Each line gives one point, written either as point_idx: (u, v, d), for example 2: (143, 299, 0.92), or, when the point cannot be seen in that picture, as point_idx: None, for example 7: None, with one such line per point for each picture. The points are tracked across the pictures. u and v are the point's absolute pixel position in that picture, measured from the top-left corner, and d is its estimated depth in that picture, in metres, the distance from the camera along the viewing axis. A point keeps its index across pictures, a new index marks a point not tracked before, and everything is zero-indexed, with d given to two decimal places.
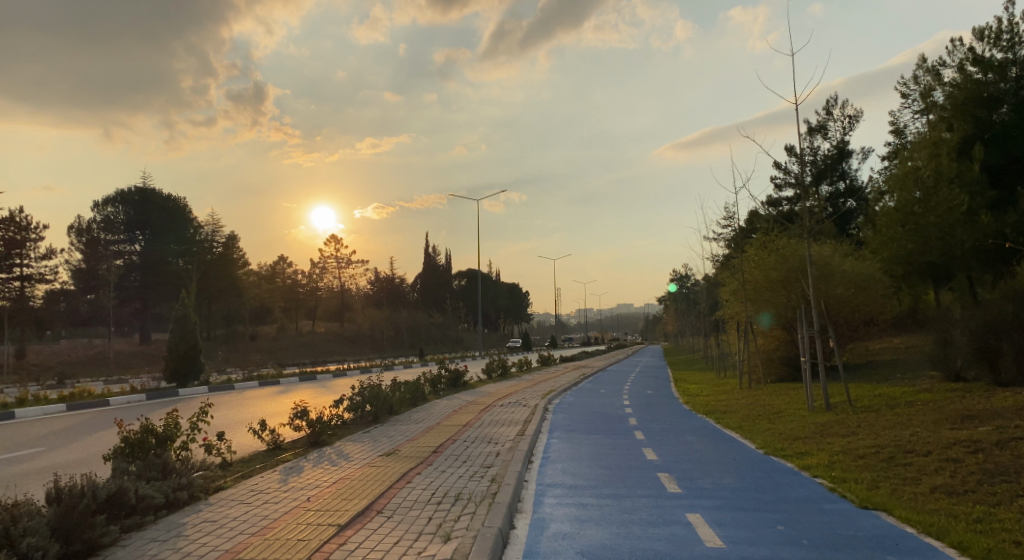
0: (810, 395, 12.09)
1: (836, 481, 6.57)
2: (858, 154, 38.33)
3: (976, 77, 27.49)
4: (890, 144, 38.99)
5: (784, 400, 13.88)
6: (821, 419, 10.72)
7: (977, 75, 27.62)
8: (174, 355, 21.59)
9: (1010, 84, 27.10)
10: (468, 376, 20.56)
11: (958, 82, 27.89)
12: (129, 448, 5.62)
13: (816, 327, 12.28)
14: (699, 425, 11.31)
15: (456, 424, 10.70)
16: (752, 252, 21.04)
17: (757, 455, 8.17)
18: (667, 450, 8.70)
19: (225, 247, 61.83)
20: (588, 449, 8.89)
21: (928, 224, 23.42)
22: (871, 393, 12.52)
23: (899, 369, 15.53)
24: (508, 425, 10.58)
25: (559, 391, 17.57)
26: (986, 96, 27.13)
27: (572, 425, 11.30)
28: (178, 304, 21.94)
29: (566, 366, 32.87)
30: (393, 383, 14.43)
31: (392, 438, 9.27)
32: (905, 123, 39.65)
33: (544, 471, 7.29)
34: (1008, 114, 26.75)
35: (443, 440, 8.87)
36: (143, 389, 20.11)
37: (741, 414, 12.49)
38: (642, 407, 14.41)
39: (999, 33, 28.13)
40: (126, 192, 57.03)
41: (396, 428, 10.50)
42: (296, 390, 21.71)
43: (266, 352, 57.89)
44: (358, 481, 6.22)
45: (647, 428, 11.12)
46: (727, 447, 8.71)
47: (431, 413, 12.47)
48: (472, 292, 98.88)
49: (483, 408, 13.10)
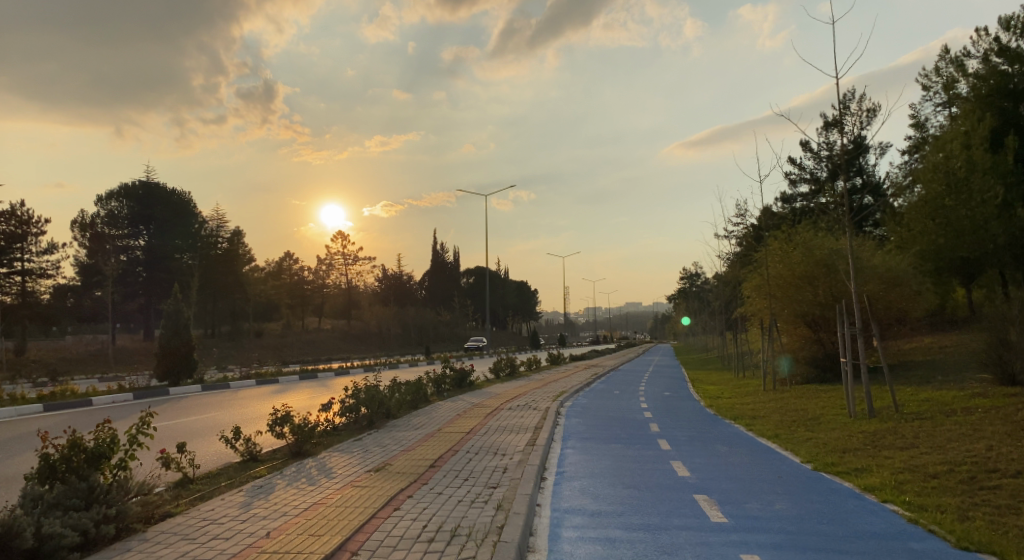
0: (851, 400, 10.84)
1: (914, 509, 5.42)
2: (876, 150, 36.91)
3: (1001, 69, 26.31)
4: (910, 138, 37.66)
5: (818, 404, 12.67)
6: (868, 428, 9.50)
7: (1002, 67, 26.44)
8: (165, 352, 20.61)
9: None
10: (474, 375, 19.49)
11: (982, 74, 26.72)
12: (45, 470, 4.56)
13: (858, 324, 11.06)
14: (729, 433, 10.13)
15: (458, 432, 9.56)
16: (775, 246, 19.84)
17: (806, 473, 7.02)
18: (699, 465, 7.56)
19: (230, 243, 61.16)
20: (609, 463, 7.76)
21: (959, 218, 22.08)
22: (918, 397, 11.29)
23: (943, 371, 14.27)
24: (516, 433, 9.45)
25: (571, 392, 16.40)
26: (1013, 88, 25.91)
27: (587, 432, 10.14)
28: (171, 299, 20.98)
29: (576, 366, 31.66)
30: (393, 383, 13.36)
31: (386, 448, 8.17)
32: (924, 116, 38.30)
33: (559, 492, 6.18)
34: None
35: (442, 452, 7.74)
36: (132, 388, 19.15)
37: (774, 420, 11.30)
38: (661, 411, 13.24)
39: None
40: (129, 186, 56.40)
41: (392, 435, 9.40)
42: (293, 389, 20.67)
43: (271, 349, 57.14)
44: (334, 509, 5.11)
45: (671, 436, 9.96)
46: (768, 463, 7.56)
47: (432, 418, 11.37)
48: (480, 290, 97.68)
49: (489, 411, 11.99)
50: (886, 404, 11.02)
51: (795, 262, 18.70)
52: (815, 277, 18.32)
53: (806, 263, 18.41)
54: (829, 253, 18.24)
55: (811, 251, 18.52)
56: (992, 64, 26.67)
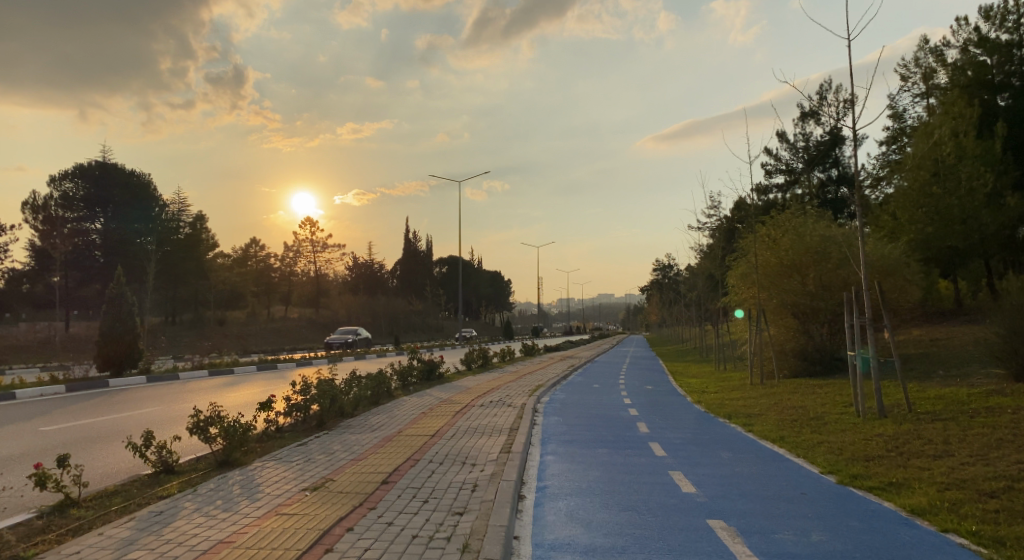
0: (859, 397, 9.90)
1: (983, 541, 4.36)
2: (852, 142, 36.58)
3: (979, 59, 25.94)
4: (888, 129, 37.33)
5: (818, 401, 11.73)
6: (884, 430, 8.51)
7: (982, 57, 26.02)
8: (107, 340, 18.76)
9: (1017, 66, 25.53)
10: (443, 367, 18.23)
11: (960, 64, 26.34)
12: None
13: (867, 315, 10.09)
14: (728, 435, 9.04)
15: (421, 435, 8.26)
16: (762, 232, 18.94)
17: (832, 487, 5.93)
18: (702, 477, 6.42)
19: (193, 229, 58.71)
20: (597, 474, 6.58)
21: (947, 206, 21.72)
22: (931, 395, 10.37)
23: (943, 366, 13.49)
24: (488, 436, 8.21)
25: (548, 387, 15.18)
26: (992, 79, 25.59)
27: (569, 434, 8.93)
28: (114, 283, 19.17)
29: (551, 357, 30.42)
30: (352, 376, 12.04)
31: (334, 457, 6.84)
32: (902, 106, 37.92)
33: (542, 519, 4.99)
34: (1012, 98, 25.32)
35: (399, 462, 6.45)
36: (67, 379, 17.38)
37: (775, 419, 10.28)
38: (647, 408, 12.13)
39: (1005, 13, 25.83)
40: (84, 166, 53.00)
41: (343, 438, 8.05)
42: (249, 381, 19.12)
43: (234, 338, 55.08)
44: (244, 550, 3.82)
45: (663, 438, 8.83)
46: (783, 475, 6.47)
47: (394, 416, 10.10)
48: (452, 279, 96.06)
49: (459, 409, 10.75)
50: (897, 401, 10.13)
51: (784, 249, 17.98)
52: (803, 264, 17.63)
53: (796, 249, 17.71)
54: (819, 240, 17.47)
55: (802, 237, 17.79)
56: (972, 53, 26.22)
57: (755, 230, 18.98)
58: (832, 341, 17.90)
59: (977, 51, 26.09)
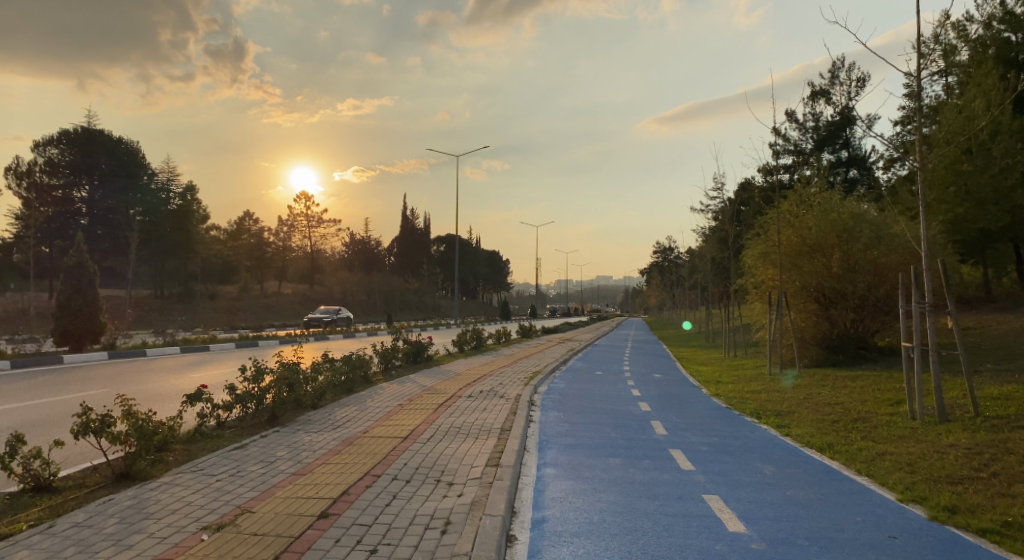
0: (917, 397, 8.34)
1: None
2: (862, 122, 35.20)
3: (1006, 34, 24.32)
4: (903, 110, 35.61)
5: (857, 399, 10.19)
6: (955, 439, 7.02)
7: (1009, 32, 24.42)
8: (64, 313, 17.05)
9: None
10: (432, 349, 16.76)
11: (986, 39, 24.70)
12: None
13: (928, 301, 8.45)
14: (765, 441, 7.49)
15: (392, 436, 6.72)
16: (784, 209, 17.35)
17: (927, 530, 4.45)
18: (752, 512, 4.89)
19: (183, 200, 56.80)
20: (612, 500, 5.07)
21: (979, 186, 20.14)
22: (996, 396, 8.83)
23: (991, 359, 12.07)
24: (474, 441, 6.66)
25: (547, 374, 13.60)
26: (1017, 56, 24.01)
27: (572, 437, 7.42)
28: (73, 249, 17.48)
29: (549, 339, 28.96)
30: (325, 361, 10.49)
31: (271, 470, 5.30)
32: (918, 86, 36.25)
33: None
34: None
35: (353, 480, 4.94)
36: (17, 354, 15.78)
37: (816, 421, 8.72)
38: (660, 403, 10.58)
39: None
40: (68, 131, 50.69)
41: (293, 441, 6.50)
42: (221, 360, 17.60)
43: (224, 314, 53.60)
44: None
45: (687, 445, 7.31)
46: (853, 510, 4.96)
47: (366, 409, 8.57)
48: (449, 258, 94.28)
49: (442, 401, 9.21)
50: (949, 402, 8.76)
51: (806, 228, 16.54)
52: (827, 244, 16.16)
53: (822, 228, 16.20)
54: (847, 218, 15.96)
55: (827, 215, 16.32)
56: (999, 28, 24.57)
57: (776, 208, 17.49)
58: (856, 329, 16.40)
59: (1004, 25, 24.46)
